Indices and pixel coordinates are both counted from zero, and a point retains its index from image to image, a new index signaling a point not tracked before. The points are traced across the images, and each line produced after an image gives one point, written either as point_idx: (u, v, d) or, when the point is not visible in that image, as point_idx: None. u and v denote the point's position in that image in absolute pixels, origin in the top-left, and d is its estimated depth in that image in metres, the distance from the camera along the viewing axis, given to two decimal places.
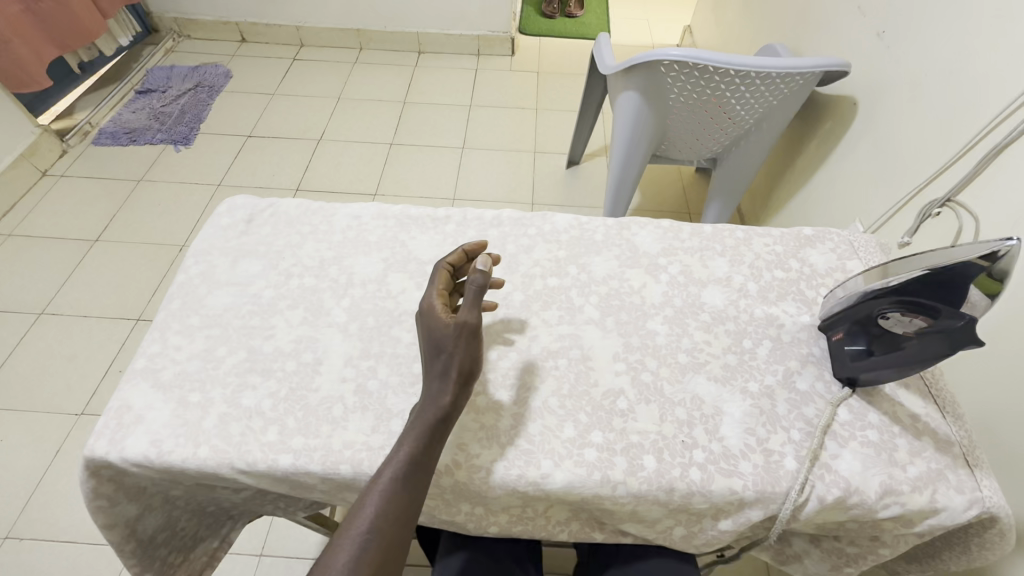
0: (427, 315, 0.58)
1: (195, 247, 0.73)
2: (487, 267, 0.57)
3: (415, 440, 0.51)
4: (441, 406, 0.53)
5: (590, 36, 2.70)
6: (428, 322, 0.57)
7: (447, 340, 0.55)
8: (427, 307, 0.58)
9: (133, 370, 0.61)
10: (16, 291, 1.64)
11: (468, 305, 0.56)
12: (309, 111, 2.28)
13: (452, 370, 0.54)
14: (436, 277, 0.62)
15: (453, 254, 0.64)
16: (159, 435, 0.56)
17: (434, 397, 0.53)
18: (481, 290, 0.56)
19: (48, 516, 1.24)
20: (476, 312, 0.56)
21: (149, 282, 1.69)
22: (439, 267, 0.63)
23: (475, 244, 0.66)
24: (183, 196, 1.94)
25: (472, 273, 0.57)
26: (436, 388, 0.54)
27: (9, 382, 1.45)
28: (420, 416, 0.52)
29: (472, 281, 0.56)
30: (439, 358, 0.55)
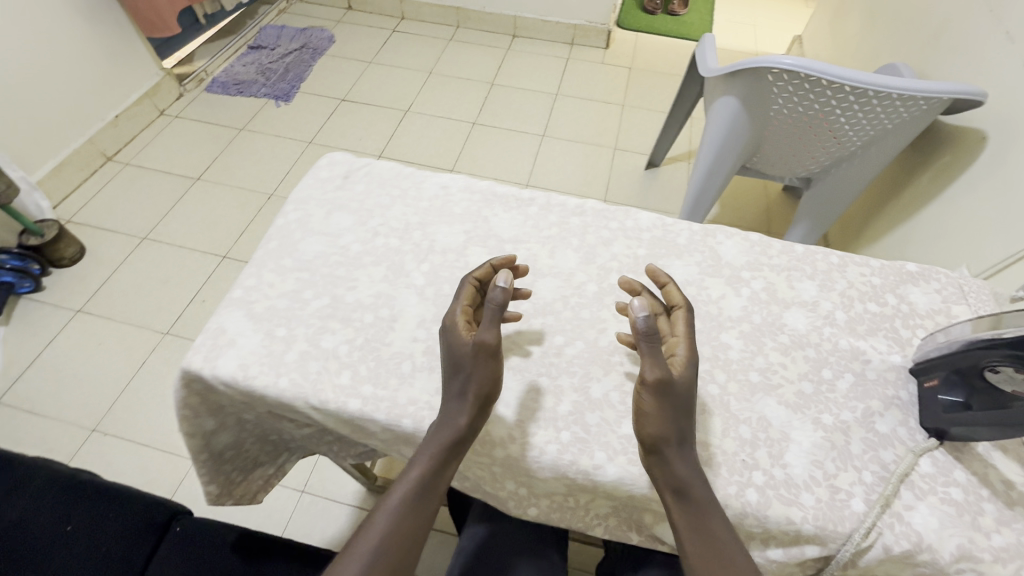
0: (449, 333, 0.57)
1: (295, 195, 0.78)
2: (508, 283, 0.56)
3: (427, 462, 0.53)
4: (457, 428, 0.53)
5: (689, 35, 2.61)
6: (448, 338, 0.57)
7: (465, 358, 0.55)
8: (449, 322, 0.58)
9: (230, 299, 0.66)
10: (125, 215, 1.83)
11: (488, 323, 0.55)
12: (401, 82, 2.37)
13: (472, 392, 0.54)
14: (461, 292, 0.61)
15: (481, 269, 0.63)
16: (247, 361, 0.61)
17: (452, 417, 0.54)
18: (500, 308, 0.55)
19: (130, 418, 1.40)
20: (495, 329, 0.55)
21: (237, 225, 1.84)
22: (466, 282, 0.62)
23: (504, 257, 0.65)
24: (278, 148, 2.08)
25: (491, 289, 0.56)
26: (453, 408, 0.54)
27: (112, 294, 1.64)
28: (437, 435, 0.54)
29: (491, 298, 0.55)
30: (456, 378, 0.55)
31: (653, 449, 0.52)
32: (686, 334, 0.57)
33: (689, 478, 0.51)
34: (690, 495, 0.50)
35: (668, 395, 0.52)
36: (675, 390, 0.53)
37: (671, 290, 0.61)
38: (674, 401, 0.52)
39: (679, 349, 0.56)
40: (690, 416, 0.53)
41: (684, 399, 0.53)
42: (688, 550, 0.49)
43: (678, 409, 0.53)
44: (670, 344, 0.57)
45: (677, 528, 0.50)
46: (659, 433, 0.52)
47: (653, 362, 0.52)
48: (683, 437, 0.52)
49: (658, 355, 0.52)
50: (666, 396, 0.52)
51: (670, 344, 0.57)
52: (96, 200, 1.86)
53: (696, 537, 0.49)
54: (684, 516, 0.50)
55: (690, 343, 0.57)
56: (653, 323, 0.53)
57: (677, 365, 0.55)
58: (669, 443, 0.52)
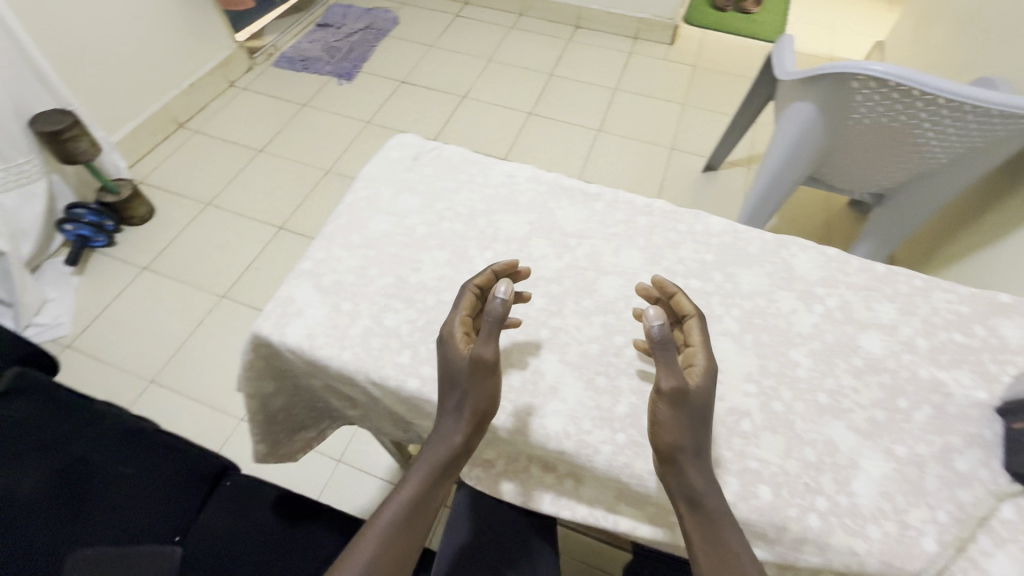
0: (446, 344, 0.56)
1: (366, 173, 0.80)
2: (507, 294, 0.54)
3: (421, 478, 0.53)
4: (452, 446, 0.53)
5: (759, 35, 2.50)
6: (445, 352, 0.56)
7: (461, 374, 0.54)
8: (447, 333, 0.57)
9: (300, 270, 0.68)
10: (192, 180, 1.92)
11: (486, 337, 0.53)
12: (460, 67, 2.37)
13: (468, 410, 0.54)
14: (461, 299, 0.59)
15: (482, 275, 0.61)
16: (314, 331, 0.63)
17: (447, 435, 0.54)
18: (499, 321, 0.54)
19: (185, 373, 1.48)
20: (494, 342, 0.54)
21: (294, 198, 1.90)
22: (466, 289, 0.60)
23: (506, 263, 0.63)
24: (337, 126, 2.13)
25: (490, 301, 0.54)
26: (450, 426, 0.54)
27: (176, 255, 1.72)
28: (432, 451, 0.54)
29: (491, 311, 0.54)
30: (453, 393, 0.55)
31: (668, 458, 0.50)
32: (703, 344, 0.56)
33: (703, 486, 0.49)
34: (704, 506, 0.49)
35: (684, 405, 0.51)
36: (692, 401, 0.51)
37: (681, 299, 0.59)
38: (691, 409, 0.51)
39: (698, 358, 0.54)
40: (706, 427, 0.52)
41: (701, 408, 0.52)
42: (703, 564, 0.47)
43: (696, 417, 0.51)
44: (688, 353, 0.55)
45: (690, 540, 0.48)
46: (675, 441, 0.50)
47: (668, 371, 0.50)
48: (700, 448, 0.51)
49: (673, 364, 0.51)
50: (681, 407, 0.50)
51: (689, 353, 0.55)
52: (166, 164, 1.96)
53: (710, 549, 0.47)
54: (697, 527, 0.48)
55: (707, 353, 0.55)
56: (668, 333, 0.52)
57: (695, 374, 0.53)
58: (684, 452, 0.50)
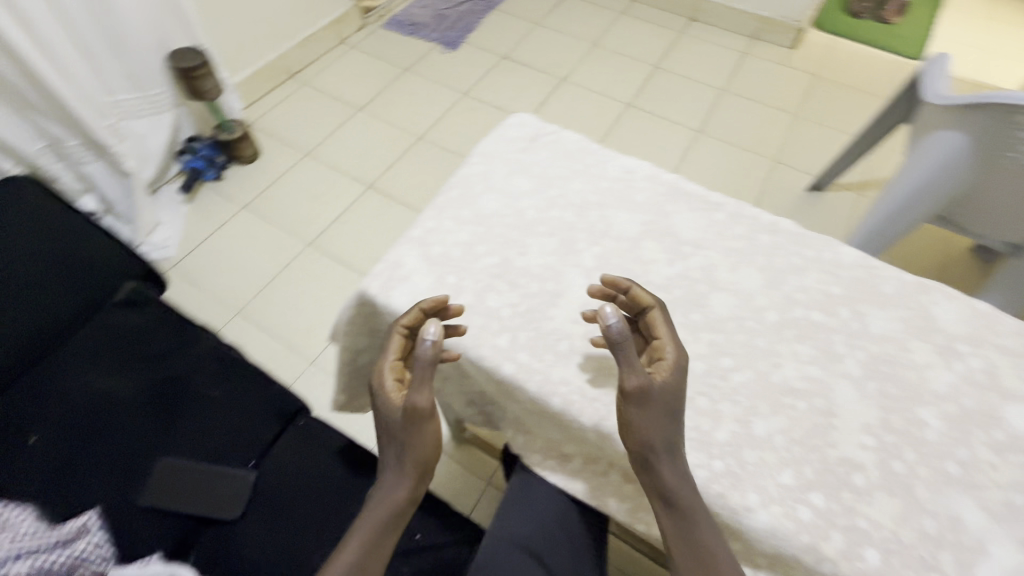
0: (380, 398, 0.58)
1: (481, 148, 0.79)
2: (436, 337, 0.55)
3: (369, 529, 0.58)
4: (399, 498, 0.58)
5: (896, 49, 2.27)
6: (379, 410, 0.58)
7: (400, 427, 0.57)
8: (380, 386, 0.58)
9: (411, 236, 0.69)
10: (296, 129, 2.01)
11: (419, 386, 0.56)
12: (563, 49, 2.32)
13: (411, 465, 0.59)
14: (391, 343, 0.59)
15: (408, 314, 0.60)
16: (418, 299, 0.63)
17: (393, 487, 0.59)
18: (429, 368, 0.55)
19: (267, 311, 1.58)
20: (428, 390, 0.56)
21: (386, 159, 1.95)
22: (393, 331, 0.60)
23: (434, 300, 0.60)
24: (435, 94, 2.15)
25: (419, 348, 0.55)
26: (393, 479, 0.59)
27: (274, 198, 1.82)
28: (376, 512, 0.58)
29: (422, 358, 0.55)
30: (394, 447, 0.58)
31: (640, 458, 0.51)
32: (670, 337, 0.56)
33: (675, 486, 0.50)
34: (677, 503, 0.50)
35: (650, 403, 0.51)
36: (660, 398, 0.52)
37: (640, 293, 0.59)
38: (661, 402, 0.52)
39: (667, 352, 0.55)
40: (679, 418, 0.53)
41: (668, 401, 0.52)
42: (678, 558, 0.50)
43: (664, 413, 0.52)
44: (656, 347, 0.56)
45: (666, 536, 0.51)
46: (646, 440, 0.51)
47: (630, 370, 0.51)
48: (673, 444, 0.51)
49: (634, 362, 0.51)
50: (647, 403, 0.51)
51: (657, 346, 0.56)
52: (275, 110, 2.06)
53: (685, 546, 0.50)
54: (673, 523, 0.51)
55: (676, 344, 0.55)
56: (627, 330, 0.51)
57: (663, 369, 0.54)
58: (655, 450, 0.51)
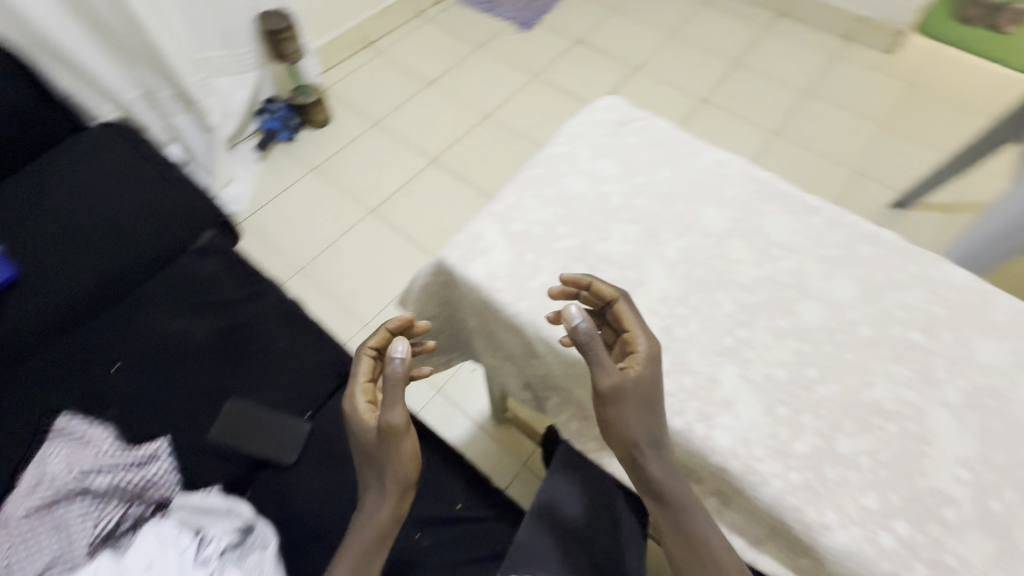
0: (355, 422, 0.65)
1: (566, 128, 0.78)
2: (403, 354, 0.62)
3: (360, 542, 0.64)
4: (386, 512, 0.64)
5: (1008, 61, 2.08)
6: (355, 431, 0.65)
7: (375, 447, 0.64)
8: (354, 410, 0.65)
9: (492, 210, 0.69)
10: (367, 98, 2.05)
11: (391, 406, 0.62)
12: (641, 37, 2.25)
13: (391, 483, 0.64)
14: (360, 366, 0.67)
15: (375, 339, 0.68)
16: (496, 273, 0.63)
17: (377, 504, 0.64)
18: (397, 388, 0.62)
19: (326, 273, 1.63)
20: (400, 408, 0.62)
21: (451, 135, 1.96)
22: (362, 356, 0.67)
23: (398, 321, 0.69)
24: (505, 74, 2.13)
25: (387, 369, 0.61)
26: (376, 497, 0.65)
27: (341, 164, 1.87)
28: (365, 528, 0.64)
29: (391, 379, 0.61)
30: (374, 467, 0.65)
31: (628, 457, 0.53)
32: (641, 325, 0.56)
33: (666, 481, 0.53)
34: (665, 498, 0.53)
35: (627, 400, 0.52)
36: (637, 392, 0.52)
37: (601, 286, 0.58)
38: (638, 397, 0.52)
39: (638, 343, 0.55)
40: (660, 408, 0.53)
41: (646, 393, 0.53)
42: (675, 553, 0.53)
43: (644, 406, 0.52)
44: (628, 340, 0.56)
45: (662, 532, 0.54)
46: (628, 439, 0.53)
47: (603, 370, 0.52)
48: (657, 440, 0.52)
49: (604, 361, 0.52)
50: (623, 403, 0.52)
51: (628, 339, 0.56)
52: (349, 78, 2.10)
53: (681, 542, 0.53)
54: (666, 519, 0.53)
55: (647, 334, 0.55)
56: (593, 330, 0.51)
57: (637, 363, 0.54)
58: (639, 447, 0.52)
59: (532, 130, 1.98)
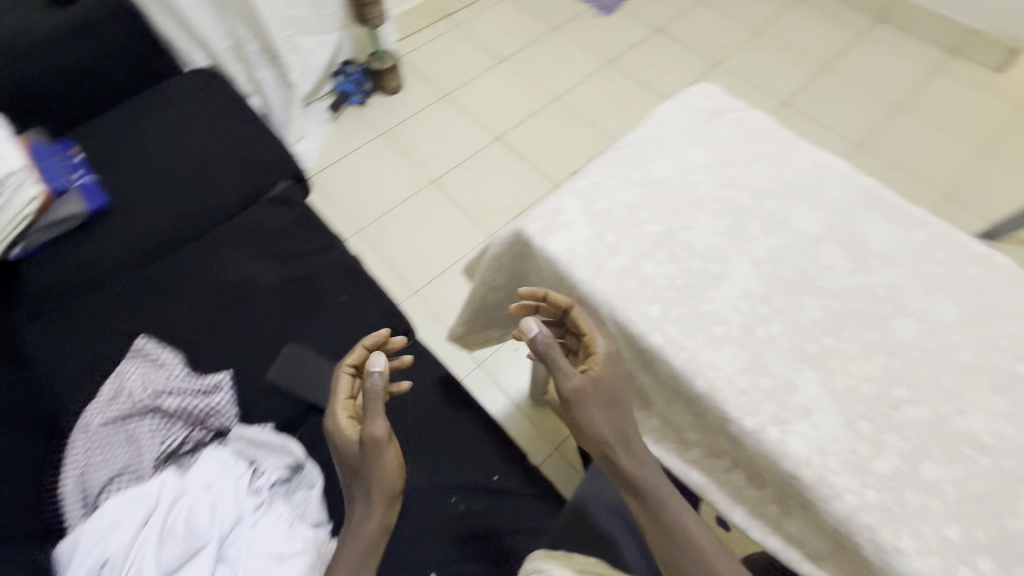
0: (339, 437, 0.72)
1: (658, 112, 0.75)
2: (382, 370, 0.70)
3: (357, 545, 0.67)
4: (377, 516, 0.68)
5: None
6: (340, 445, 0.72)
7: (359, 458, 0.70)
8: (337, 426, 0.72)
9: (575, 186, 0.68)
10: (440, 69, 2.06)
11: (372, 419, 0.69)
12: (724, 31, 2.16)
13: (378, 492, 0.69)
14: (340, 385, 0.75)
15: (354, 357, 0.76)
16: (574, 250, 0.63)
17: (364, 514, 0.68)
18: (377, 401, 0.69)
19: (383, 237, 1.67)
20: (381, 421, 0.69)
21: (518, 114, 1.95)
22: (342, 377, 0.75)
23: (375, 338, 0.78)
24: (579, 57, 2.10)
25: (367, 384, 0.69)
26: (363, 505, 0.69)
27: (408, 132, 1.89)
28: (356, 536, 0.67)
29: (371, 393, 0.69)
30: (359, 479, 0.70)
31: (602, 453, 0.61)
32: (600, 327, 0.61)
33: (640, 474, 0.59)
34: (643, 492, 0.59)
35: (589, 401, 0.60)
36: (597, 390, 0.60)
37: (556, 296, 0.63)
38: (598, 396, 0.60)
39: (598, 345, 0.61)
40: (622, 403, 0.61)
41: (607, 391, 0.61)
42: (656, 547, 0.58)
43: (606, 404, 0.60)
44: (589, 342, 0.61)
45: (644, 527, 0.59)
46: (598, 437, 0.61)
47: (562, 376, 0.61)
48: (624, 434, 0.61)
49: (562, 367, 0.61)
50: (584, 404, 0.60)
51: (589, 341, 0.61)
52: (424, 48, 2.11)
53: (661, 535, 0.58)
54: (646, 514, 0.59)
55: (606, 334, 0.61)
56: (548, 339, 0.62)
57: (596, 363, 0.61)
58: (609, 444, 0.60)
59: (600, 118, 1.94)
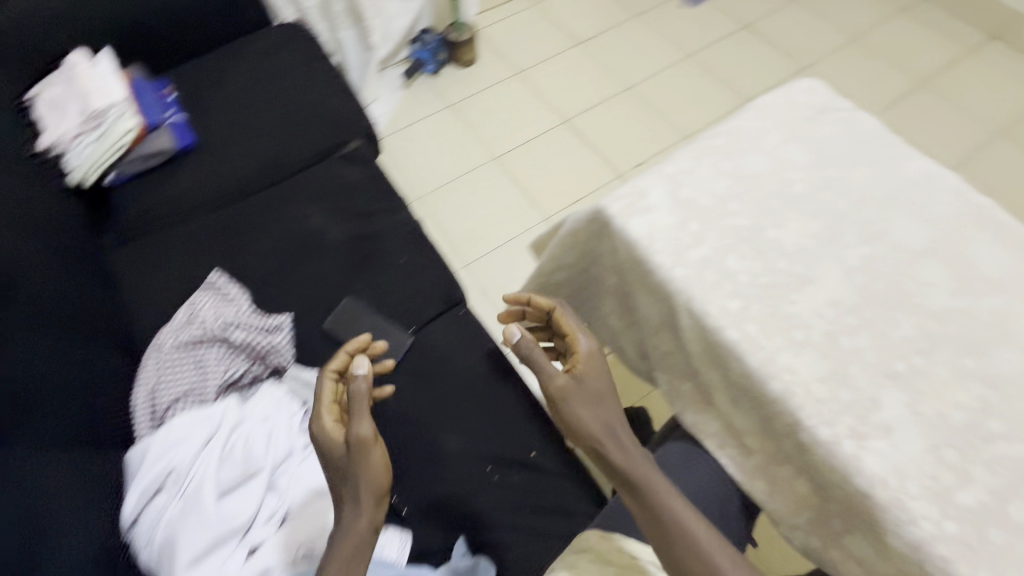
0: (326, 439, 0.70)
1: (757, 104, 0.72)
2: (366, 371, 0.74)
3: (348, 544, 0.62)
4: (366, 515, 0.64)
5: None
6: (326, 447, 0.69)
7: (346, 457, 0.68)
8: (322, 430, 0.71)
9: (663, 170, 0.66)
10: (516, 46, 2.04)
11: (359, 419, 0.69)
12: (816, 34, 2.04)
13: (366, 491, 0.65)
14: (324, 392, 0.75)
15: (337, 366, 0.78)
16: (656, 234, 0.61)
17: (352, 513, 0.64)
18: (365, 397, 0.72)
19: (441, 207, 1.69)
20: (367, 421, 0.69)
21: (589, 99, 1.91)
22: (325, 384, 0.76)
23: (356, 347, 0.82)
24: (659, 47, 2.03)
25: (357, 382, 0.72)
26: (351, 504, 0.65)
27: (477, 105, 1.90)
28: (346, 535, 0.63)
29: (359, 391, 0.72)
30: (346, 479, 0.67)
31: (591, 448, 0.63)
32: (578, 327, 0.71)
33: (631, 465, 0.60)
34: (637, 485, 0.58)
35: (574, 396, 0.65)
36: (582, 383, 0.66)
37: (541, 303, 0.75)
38: (583, 391, 0.65)
39: (578, 342, 0.70)
40: (606, 397, 0.66)
41: (589, 386, 0.66)
42: (657, 547, 0.56)
43: (591, 397, 0.65)
44: (571, 341, 0.71)
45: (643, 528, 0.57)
46: (587, 430, 0.63)
47: (545, 374, 0.67)
48: (612, 426, 0.63)
49: (544, 365, 0.68)
50: (569, 398, 0.65)
51: (571, 341, 0.70)
52: (502, 23, 2.10)
53: (659, 533, 0.56)
54: (644, 513, 0.57)
55: (584, 332, 0.71)
56: (528, 342, 0.70)
57: (578, 359, 0.68)
58: (598, 436, 0.62)
59: (672, 111, 1.88)
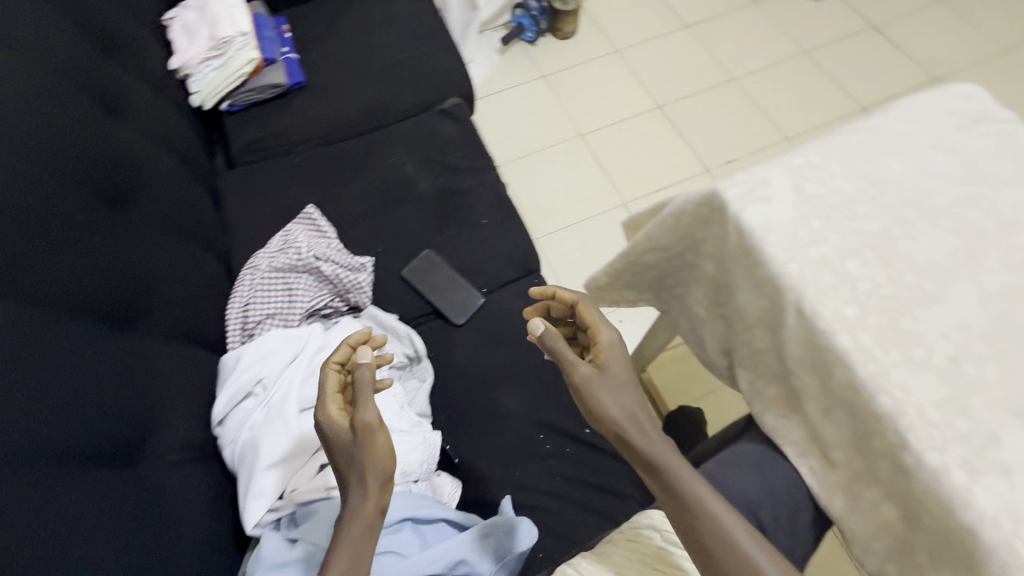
0: (327, 430, 0.63)
1: (902, 106, 0.67)
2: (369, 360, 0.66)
3: (349, 538, 0.58)
4: (373, 503, 0.59)
5: None
6: (329, 438, 0.63)
7: (349, 448, 0.62)
8: (324, 420, 0.64)
9: (789, 161, 0.63)
10: (619, 22, 1.97)
11: (364, 407, 0.63)
12: (954, 43, 1.85)
13: (372, 479, 0.60)
14: (326, 381, 0.67)
15: (340, 352, 0.69)
16: (773, 227, 0.59)
17: (356, 503, 0.59)
18: (368, 386, 0.64)
19: (520, 176, 1.69)
20: (372, 409, 0.63)
21: (688, 85, 1.83)
22: (327, 371, 0.68)
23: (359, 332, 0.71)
24: (773, 39, 1.90)
25: (362, 372, 0.65)
26: (355, 493, 0.60)
27: (571, 78, 1.86)
28: (348, 528, 0.58)
29: (361, 382, 0.64)
30: (349, 468, 0.61)
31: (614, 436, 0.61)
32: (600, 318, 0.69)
33: (656, 451, 0.58)
34: (665, 471, 0.57)
35: (596, 385, 0.63)
36: (604, 372, 0.64)
37: (562, 294, 0.72)
38: (608, 381, 0.63)
39: (601, 333, 0.67)
40: (630, 389, 0.64)
41: (613, 376, 0.64)
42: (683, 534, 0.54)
43: (615, 386, 0.63)
44: (593, 332, 0.68)
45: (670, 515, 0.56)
46: (612, 419, 0.61)
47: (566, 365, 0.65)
48: (636, 416, 0.61)
49: (564, 355, 0.65)
50: (593, 387, 0.63)
51: (593, 332, 0.68)
52: None
53: (685, 519, 0.54)
54: (671, 499, 0.56)
55: (606, 322, 0.69)
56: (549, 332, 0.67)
57: (600, 351, 0.66)
58: (622, 425, 0.61)
59: (776, 109, 1.77)
